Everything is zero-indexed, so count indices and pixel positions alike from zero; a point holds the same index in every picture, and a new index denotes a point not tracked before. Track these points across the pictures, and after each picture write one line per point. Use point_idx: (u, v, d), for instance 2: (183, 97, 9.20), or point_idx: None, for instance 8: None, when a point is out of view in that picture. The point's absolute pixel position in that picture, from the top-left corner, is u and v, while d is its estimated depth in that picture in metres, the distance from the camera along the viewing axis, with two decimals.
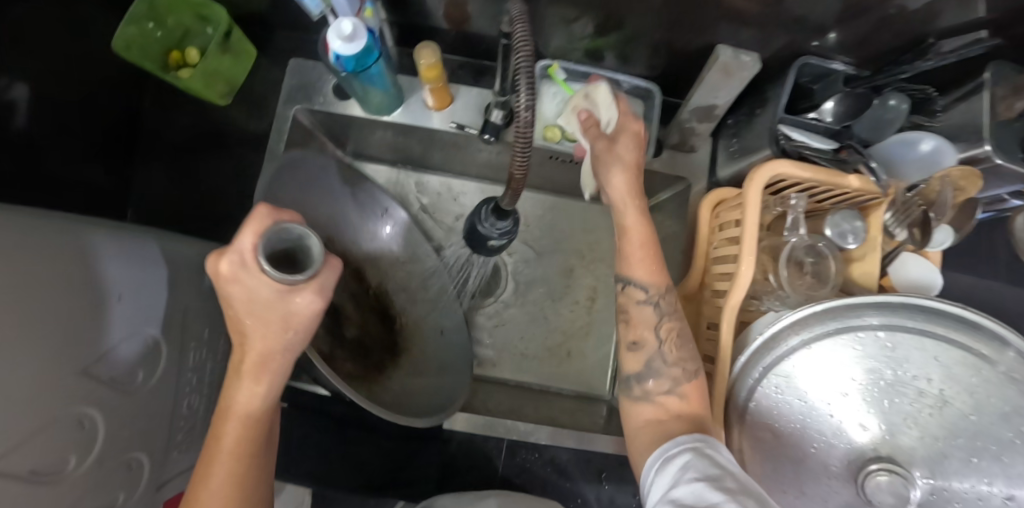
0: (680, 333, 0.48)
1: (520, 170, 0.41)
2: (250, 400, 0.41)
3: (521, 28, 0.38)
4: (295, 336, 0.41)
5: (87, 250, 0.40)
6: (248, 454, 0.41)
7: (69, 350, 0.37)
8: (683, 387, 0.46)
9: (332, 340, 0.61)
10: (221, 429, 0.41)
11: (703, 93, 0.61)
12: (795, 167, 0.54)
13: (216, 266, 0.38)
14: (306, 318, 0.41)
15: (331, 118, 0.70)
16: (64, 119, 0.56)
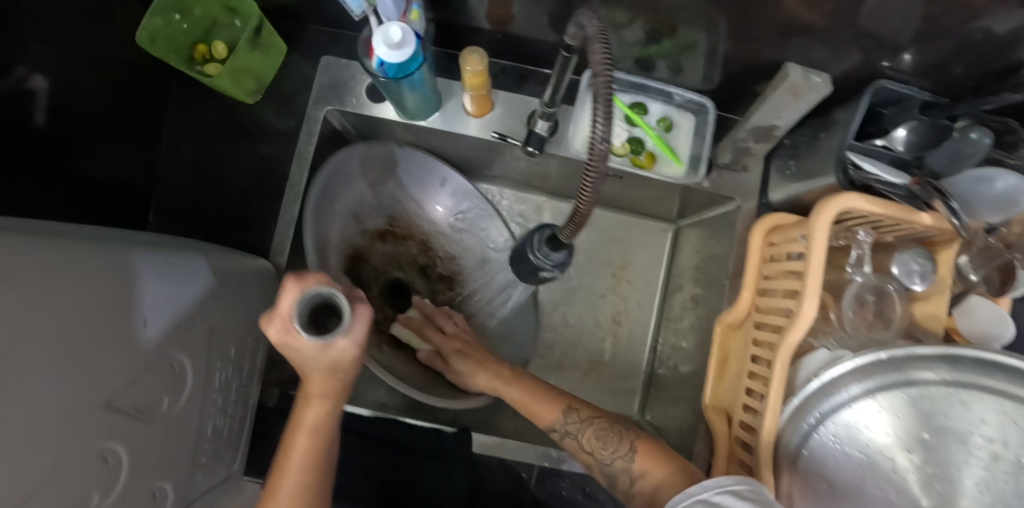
0: (603, 434, 0.53)
1: (586, 203, 0.37)
2: (317, 418, 0.46)
3: (599, 45, 0.34)
4: (347, 374, 0.45)
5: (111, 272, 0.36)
6: (316, 471, 0.46)
7: (93, 385, 0.34)
8: (639, 466, 0.49)
9: (397, 316, 0.72)
10: (291, 442, 0.46)
11: (765, 113, 0.57)
12: (867, 201, 0.50)
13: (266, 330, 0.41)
14: (352, 360, 0.44)
15: (362, 119, 0.66)
16: (72, 115, 0.54)
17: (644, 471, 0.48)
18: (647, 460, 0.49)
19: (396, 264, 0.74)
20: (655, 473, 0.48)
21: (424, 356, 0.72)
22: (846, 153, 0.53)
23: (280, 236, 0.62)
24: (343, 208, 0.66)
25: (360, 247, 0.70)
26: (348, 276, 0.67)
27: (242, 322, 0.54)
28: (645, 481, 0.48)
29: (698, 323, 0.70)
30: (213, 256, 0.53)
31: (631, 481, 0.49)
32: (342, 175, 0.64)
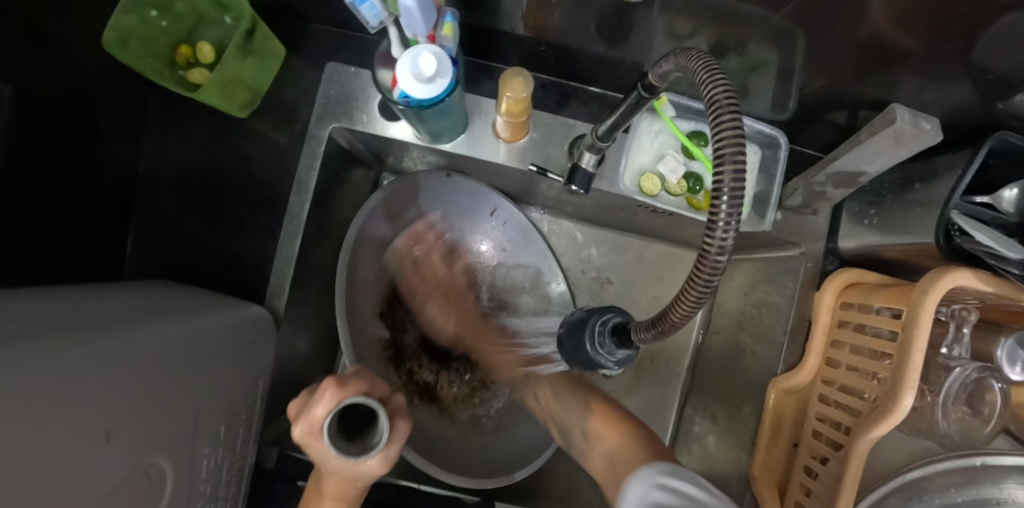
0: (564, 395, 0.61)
1: (680, 315, 0.28)
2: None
3: (724, 112, 0.25)
4: (364, 476, 0.45)
5: (65, 383, 0.29)
6: None
7: None
8: (595, 427, 0.55)
9: (436, 367, 0.70)
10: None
11: (854, 158, 0.47)
12: (978, 279, 0.42)
13: (294, 430, 0.42)
14: (375, 468, 0.43)
15: (373, 139, 0.57)
16: (48, 148, 0.50)
17: (599, 434, 0.54)
18: (605, 424, 0.55)
19: (436, 305, 0.71)
20: (609, 442, 0.52)
21: (461, 405, 0.70)
22: (951, 214, 0.44)
23: (277, 277, 0.54)
24: (373, 255, 0.63)
25: (397, 288, 0.69)
26: (383, 324, 0.66)
27: (234, 389, 0.46)
28: (601, 443, 0.53)
29: (743, 377, 0.63)
30: (197, 315, 0.45)
31: (586, 436, 0.56)
32: (371, 222, 0.60)
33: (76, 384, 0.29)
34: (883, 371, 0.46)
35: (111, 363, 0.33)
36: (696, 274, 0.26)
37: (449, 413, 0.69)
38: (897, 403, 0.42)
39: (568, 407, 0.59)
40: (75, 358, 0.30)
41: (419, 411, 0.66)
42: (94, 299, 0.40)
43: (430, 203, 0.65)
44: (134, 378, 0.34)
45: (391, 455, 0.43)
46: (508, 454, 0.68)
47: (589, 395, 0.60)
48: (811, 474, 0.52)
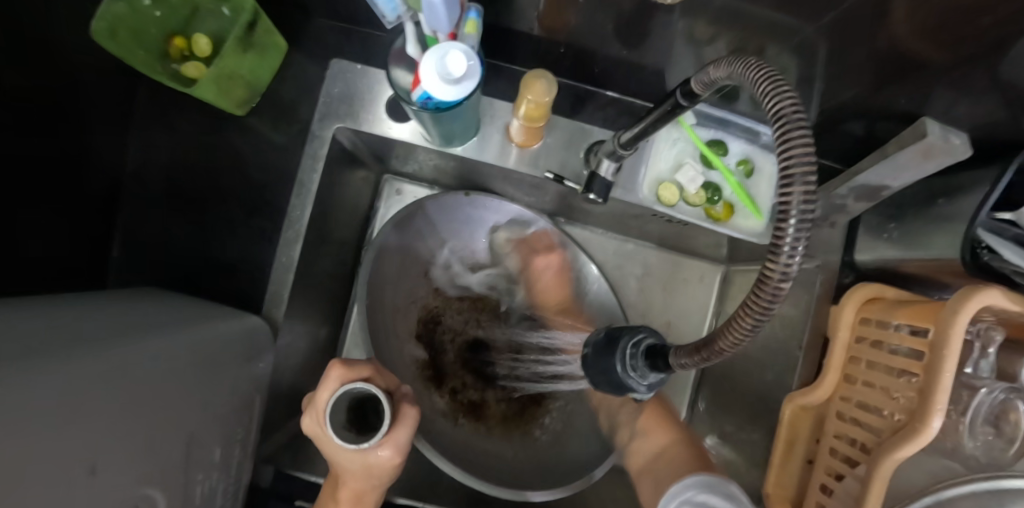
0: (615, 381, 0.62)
1: (731, 342, 0.27)
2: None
3: (794, 128, 0.23)
4: (383, 471, 0.44)
5: (54, 413, 0.26)
6: None
7: None
8: (641, 426, 0.59)
9: (482, 383, 0.66)
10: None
11: (879, 171, 0.46)
12: (1011, 299, 0.41)
13: (307, 421, 0.43)
14: (391, 458, 0.43)
15: (378, 140, 0.54)
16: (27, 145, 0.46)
17: (650, 429, 0.58)
18: (659, 427, 0.58)
19: (476, 322, 0.68)
20: (657, 441, 0.57)
21: (511, 425, 0.65)
22: (978, 231, 0.44)
23: (276, 285, 0.51)
24: (407, 274, 0.64)
25: (435, 308, 0.67)
26: (420, 346, 0.65)
27: (230, 407, 0.43)
28: (648, 441, 0.58)
29: (756, 390, 0.62)
30: (191, 328, 0.42)
31: (632, 435, 0.59)
32: (388, 245, 0.60)
33: (56, 417, 0.27)
34: (908, 391, 0.44)
35: (100, 385, 0.30)
36: (754, 301, 0.24)
37: (496, 434, 0.65)
38: (925, 425, 0.41)
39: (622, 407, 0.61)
40: (59, 387, 0.27)
41: (462, 430, 0.63)
42: (77, 312, 0.37)
43: (450, 220, 0.65)
44: (122, 405, 0.31)
45: (403, 445, 0.43)
46: (559, 471, 0.63)
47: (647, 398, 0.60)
48: (827, 491, 0.51)
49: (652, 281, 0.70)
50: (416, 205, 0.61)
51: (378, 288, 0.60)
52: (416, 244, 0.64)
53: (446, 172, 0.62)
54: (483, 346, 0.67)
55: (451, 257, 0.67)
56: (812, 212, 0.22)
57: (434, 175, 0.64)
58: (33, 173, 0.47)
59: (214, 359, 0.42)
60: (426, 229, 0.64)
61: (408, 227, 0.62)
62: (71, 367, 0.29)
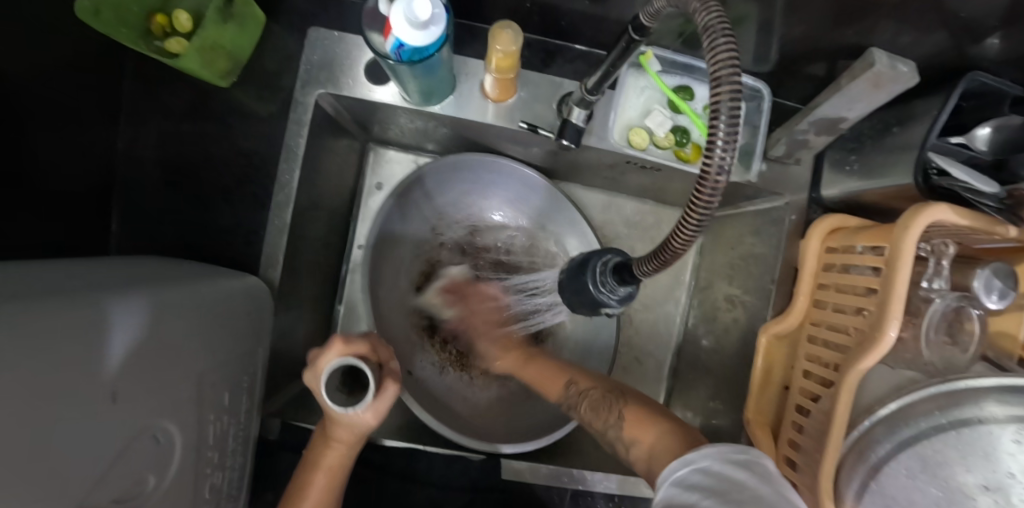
0: (593, 396, 0.48)
1: (681, 242, 0.29)
2: (335, 458, 0.46)
3: (721, 34, 0.25)
4: (364, 431, 0.44)
5: (82, 348, 0.30)
6: (334, 491, 0.46)
7: (68, 492, 0.28)
8: (631, 435, 0.41)
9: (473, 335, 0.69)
10: (308, 479, 0.45)
11: (834, 105, 0.48)
12: (956, 212, 0.44)
13: (308, 377, 0.43)
14: (367, 422, 0.42)
15: (361, 105, 0.56)
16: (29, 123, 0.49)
17: (632, 439, 0.41)
18: (637, 428, 0.41)
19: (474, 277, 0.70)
20: (650, 437, 0.40)
21: (493, 375, 0.67)
22: (928, 155, 0.46)
23: (270, 248, 0.53)
24: (409, 236, 0.66)
25: (437, 260, 0.69)
26: (419, 296, 0.68)
27: (235, 357, 0.46)
28: (637, 451, 0.40)
29: (735, 327, 0.65)
30: (196, 283, 0.45)
31: (626, 450, 0.41)
32: (390, 218, 0.61)
33: (84, 348, 0.30)
34: (869, 305, 0.47)
35: (122, 326, 0.33)
36: (696, 198, 0.27)
37: (480, 382, 0.67)
38: (883, 334, 0.44)
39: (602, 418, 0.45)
40: (80, 322, 0.30)
41: (448, 377, 0.66)
42: (90, 268, 0.40)
43: (455, 173, 0.64)
44: (137, 346, 0.34)
45: (382, 411, 0.42)
46: (543, 417, 0.63)
47: (624, 402, 0.45)
48: (803, 412, 0.53)
49: (637, 232, 0.73)
50: (420, 172, 0.61)
51: (380, 252, 0.62)
52: (419, 206, 0.65)
53: (429, 136, 0.64)
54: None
55: (454, 212, 0.68)
56: (739, 112, 0.25)
57: (417, 140, 0.67)
58: (35, 149, 0.50)
59: (219, 310, 0.44)
60: (427, 197, 0.65)
61: (407, 197, 0.62)
62: (90, 307, 0.31)
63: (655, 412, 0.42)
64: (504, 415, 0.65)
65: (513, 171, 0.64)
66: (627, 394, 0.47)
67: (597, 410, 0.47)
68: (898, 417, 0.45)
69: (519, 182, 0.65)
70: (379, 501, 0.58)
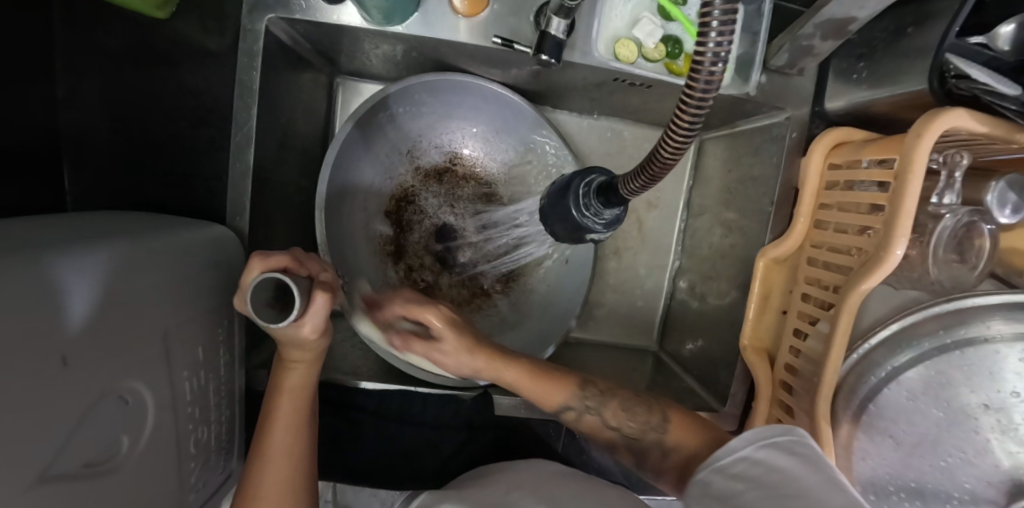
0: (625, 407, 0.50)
1: (670, 152, 0.26)
2: (300, 380, 0.44)
3: None
4: (315, 344, 0.41)
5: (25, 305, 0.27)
6: (303, 423, 0.45)
7: (24, 457, 0.26)
8: (671, 437, 0.48)
9: (440, 268, 0.64)
10: (274, 403, 0.44)
11: (843, 3, 0.42)
12: (974, 118, 0.40)
13: (236, 305, 0.37)
14: (305, 337, 0.39)
15: (318, 29, 0.50)
16: None
17: (679, 444, 0.47)
18: (682, 432, 0.47)
19: (449, 208, 0.65)
20: (687, 442, 0.47)
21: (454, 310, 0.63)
22: (947, 55, 0.42)
23: (233, 195, 0.50)
24: (373, 163, 0.60)
25: (410, 187, 0.64)
26: (387, 221, 0.63)
27: (206, 309, 0.44)
28: (678, 454, 0.47)
29: (731, 257, 0.62)
30: (154, 234, 0.41)
31: (666, 452, 0.48)
32: (351, 148, 0.56)
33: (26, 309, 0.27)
34: (873, 224, 0.44)
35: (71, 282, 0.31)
36: (687, 98, 0.23)
37: None
38: (888, 253, 0.41)
39: (642, 426, 0.49)
40: (13, 284, 0.27)
41: None
42: (30, 222, 0.37)
43: (433, 96, 0.59)
44: (93, 307, 0.32)
45: (318, 326, 0.39)
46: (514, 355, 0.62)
47: (664, 404, 0.50)
48: (801, 336, 0.52)
49: (627, 162, 0.69)
50: (387, 95, 0.55)
51: (341, 179, 0.56)
52: (386, 130, 0.59)
53: (399, 63, 0.59)
54: (450, 234, 0.65)
55: (426, 135, 0.63)
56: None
57: (386, 69, 0.61)
58: None
59: (182, 261, 0.41)
60: (397, 120, 0.60)
61: (370, 125, 0.57)
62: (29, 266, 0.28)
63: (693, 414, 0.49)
64: None
65: (497, 96, 0.59)
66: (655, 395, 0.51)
67: (627, 409, 0.50)
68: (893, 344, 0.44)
69: (505, 106, 0.60)
70: (375, 443, 0.58)
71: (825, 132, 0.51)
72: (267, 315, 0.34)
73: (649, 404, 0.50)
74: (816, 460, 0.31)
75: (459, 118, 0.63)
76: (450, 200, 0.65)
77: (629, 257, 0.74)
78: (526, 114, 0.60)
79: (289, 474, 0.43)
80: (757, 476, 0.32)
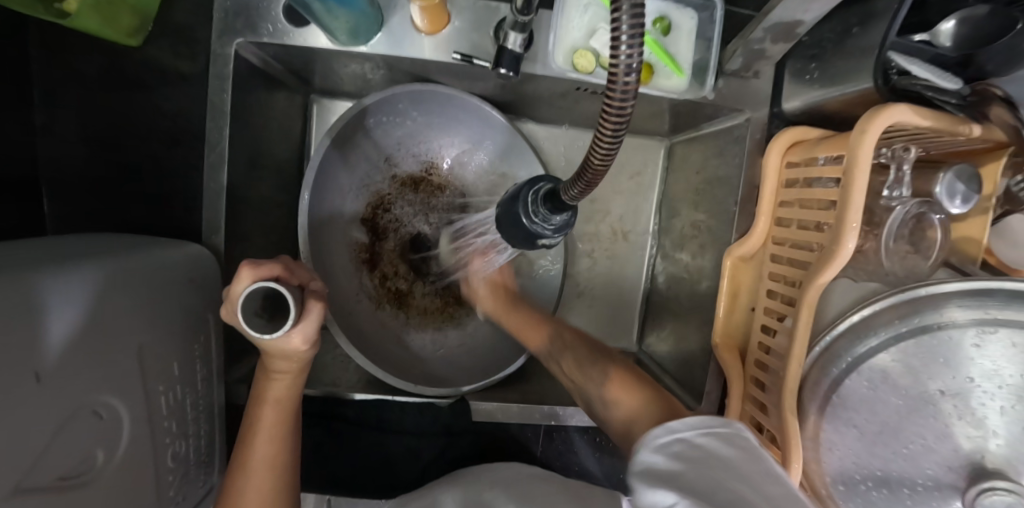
0: (580, 363, 0.51)
1: (599, 158, 0.28)
2: (282, 390, 0.45)
3: None
4: (303, 356, 0.42)
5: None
6: (281, 435, 0.45)
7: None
8: (611, 393, 0.46)
9: (413, 275, 0.66)
10: (258, 415, 0.45)
11: (786, 8, 0.44)
12: (916, 114, 0.41)
13: (223, 314, 0.37)
14: (296, 348, 0.40)
15: (288, 51, 0.52)
16: None
17: (617, 400, 0.45)
18: (619, 390, 0.45)
19: (423, 217, 0.67)
20: (630, 398, 0.44)
21: (427, 317, 0.65)
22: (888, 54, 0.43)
23: (208, 213, 0.51)
24: (354, 179, 0.61)
25: (387, 194, 0.65)
26: (364, 228, 0.64)
27: (181, 326, 0.45)
28: (618, 410, 0.44)
29: (701, 256, 0.64)
30: (130, 253, 0.42)
31: (606, 406, 0.46)
32: (330, 163, 0.57)
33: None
34: (829, 219, 0.45)
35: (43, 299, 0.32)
36: (608, 106, 0.25)
37: (414, 322, 0.65)
38: (841, 246, 0.42)
39: (587, 378, 0.49)
40: None
41: (384, 314, 0.63)
42: (5, 247, 0.38)
43: (417, 106, 0.59)
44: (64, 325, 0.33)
45: (310, 336, 0.39)
46: (483, 362, 0.64)
47: (611, 363, 0.49)
48: (769, 331, 0.53)
49: None
50: (364, 108, 0.56)
51: (318, 198, 0.57)
52: (364, 144, 0.60)
53: (370, 79, 0.61)
54: (423, 243, 0.67)
55: (405, 146, 0.64)
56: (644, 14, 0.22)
57: (358, 86, 0.63)
58: None
59: (156, 278, 0.43)
60: (377, 132, 0.61)
61: (347, 142, 0.58)
62: (5, 286, 0.29)
63: (635, 372, 0.47)
64: (443, 360, 0.64)
65: (475, 108, 0.60)
66: (612, 355, 0.51)
67: (585, 371, 0.50)
68: (850, 336, 0.46)
69: (482, 118, 0.61)
70: (357, 452, 0.59)
71: (785, 131, 0.53)
72: (255, 325, 0.34)
73: (598, 364, 0.49)
74: (754, 453, 0.27)
75: (439, 131, 0.64)
76: (428, 208, 0.67)
77: (605, 259, 0.75)
78: (501, 127, 0.62)
79: (269, 484, 0.44)
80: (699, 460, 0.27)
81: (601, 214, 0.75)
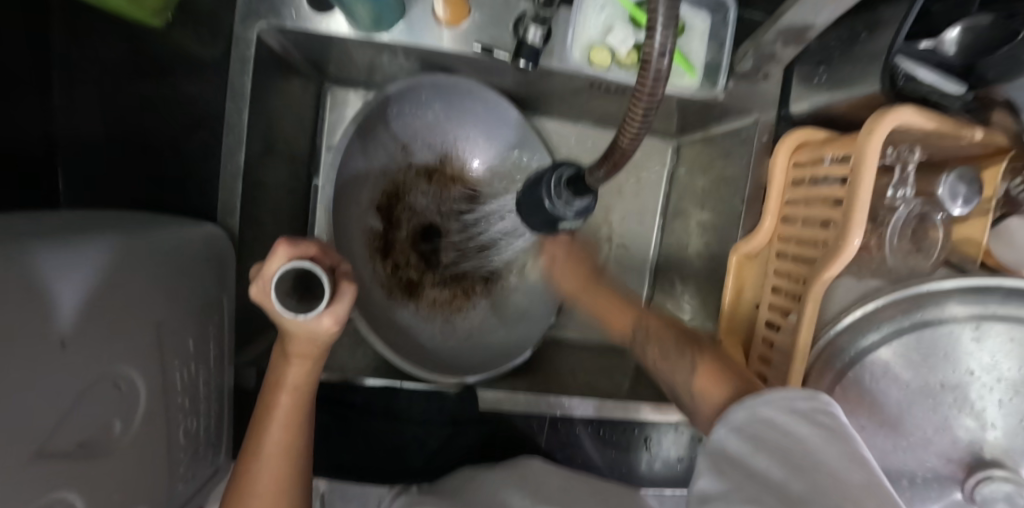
0: (664, 342, 0.49)
1: (628, 141, 0.29)
2: (298, 377, 0.44)
3: None
4: (324, 342, 0.40)
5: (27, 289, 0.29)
6: (301, 419, 0.45)
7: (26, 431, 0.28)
8: (697, 384, 0.41)
9: (424, 265, 0.67)
10: (274, 400, 0.44)
11: (798, 11, 0.45)
12: (922, 116, 0.43)
13: (251, 292, 0.36)
14: (327, 331, 0.38)
15: (308, 37, 0.53)
16: None
17: (702, 392, 0.40)
18: (707, 380, 0.41)
19: (435, 207, 0.68)
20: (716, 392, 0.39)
21: (436, 307, 0.66)
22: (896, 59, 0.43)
23: (225, 195, 0.51)
24: (371, 167, 0.62)
25: (401, 183, 0.66)
26: (378, 215, 0.64)
27: (197, 304, 0.45)
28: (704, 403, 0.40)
29: (707, 253, 0.65)
30: (150, 230, 0.43)
31: (693, 399, 0.41)
32: (350, 153, 0.57)
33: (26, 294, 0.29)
34: (835, 217, 0.47)
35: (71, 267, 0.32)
36: (639, 90, 0.26)
37: (423, 312, 0.65)
38: (847, 242, 0.44)
39: (672, 367, 0.45)
40: (15, 267, 0.28)
41: (396, 302, 0.64)
42: (27, 218, 0.38)
43: (437, 96, 0.61)
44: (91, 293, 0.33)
45: (342, 317, 0.38)
46: (490, 352, 0.65)
47: (698, 354, 0.44)
48: (773, 327, 0.54)
49: None
50: (385, 97, 0.57)
51: (339, 186, 0.58)
52: (382, 133, 0.61)
53: (386, 70, 0.61)
54: (435, 234, 0.68)
55: (421, 137, 0.65)
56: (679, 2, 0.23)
57: (373, 76, 0.64)
58: None
59: (175, 255, 0.43)
60: (396, 122, 0.62)
61: (369, 133, 0.59)
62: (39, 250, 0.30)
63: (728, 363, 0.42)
64: (449, 349, 0.64)
65: (493, 103, 0.62)
66: (703, 344, 0.46)
67: (666, 357, 0.47)
68: (865, 324, 0.46)
69: (496, 112, 0.63)
70: (364, 438, 0.60)
71: (795, 130, 0.54)
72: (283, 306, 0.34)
73: (691, 350, 0.45)
74: (840, 432, 0.27)
75: (453, 124, 0.65)
76: (441, 196, 0.68)
77: (611, 255, 0.77)
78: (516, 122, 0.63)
79: (285, 467, 0.44)
80: (774, 437, 0.29)
81: (608, 211, 0.76)
